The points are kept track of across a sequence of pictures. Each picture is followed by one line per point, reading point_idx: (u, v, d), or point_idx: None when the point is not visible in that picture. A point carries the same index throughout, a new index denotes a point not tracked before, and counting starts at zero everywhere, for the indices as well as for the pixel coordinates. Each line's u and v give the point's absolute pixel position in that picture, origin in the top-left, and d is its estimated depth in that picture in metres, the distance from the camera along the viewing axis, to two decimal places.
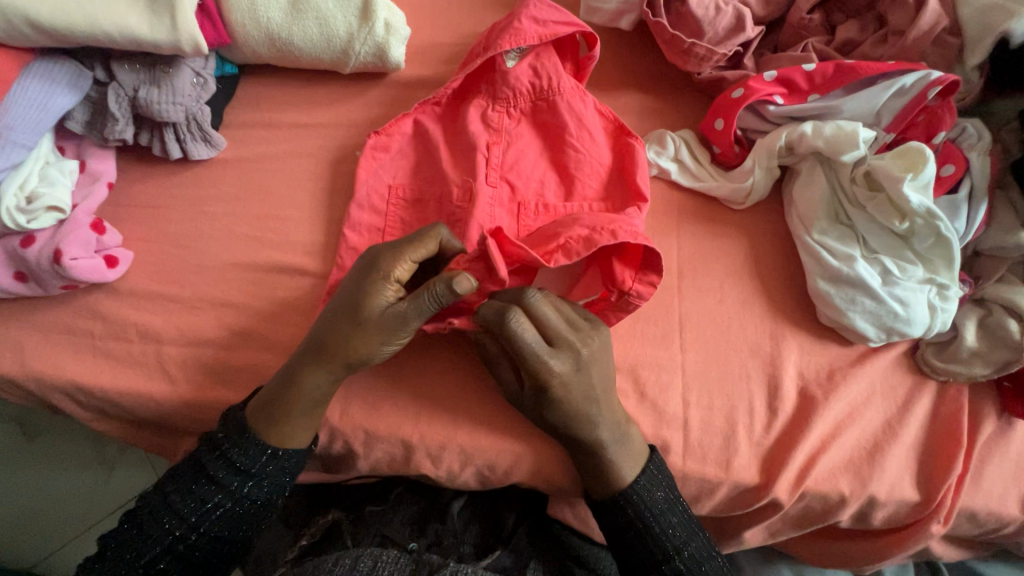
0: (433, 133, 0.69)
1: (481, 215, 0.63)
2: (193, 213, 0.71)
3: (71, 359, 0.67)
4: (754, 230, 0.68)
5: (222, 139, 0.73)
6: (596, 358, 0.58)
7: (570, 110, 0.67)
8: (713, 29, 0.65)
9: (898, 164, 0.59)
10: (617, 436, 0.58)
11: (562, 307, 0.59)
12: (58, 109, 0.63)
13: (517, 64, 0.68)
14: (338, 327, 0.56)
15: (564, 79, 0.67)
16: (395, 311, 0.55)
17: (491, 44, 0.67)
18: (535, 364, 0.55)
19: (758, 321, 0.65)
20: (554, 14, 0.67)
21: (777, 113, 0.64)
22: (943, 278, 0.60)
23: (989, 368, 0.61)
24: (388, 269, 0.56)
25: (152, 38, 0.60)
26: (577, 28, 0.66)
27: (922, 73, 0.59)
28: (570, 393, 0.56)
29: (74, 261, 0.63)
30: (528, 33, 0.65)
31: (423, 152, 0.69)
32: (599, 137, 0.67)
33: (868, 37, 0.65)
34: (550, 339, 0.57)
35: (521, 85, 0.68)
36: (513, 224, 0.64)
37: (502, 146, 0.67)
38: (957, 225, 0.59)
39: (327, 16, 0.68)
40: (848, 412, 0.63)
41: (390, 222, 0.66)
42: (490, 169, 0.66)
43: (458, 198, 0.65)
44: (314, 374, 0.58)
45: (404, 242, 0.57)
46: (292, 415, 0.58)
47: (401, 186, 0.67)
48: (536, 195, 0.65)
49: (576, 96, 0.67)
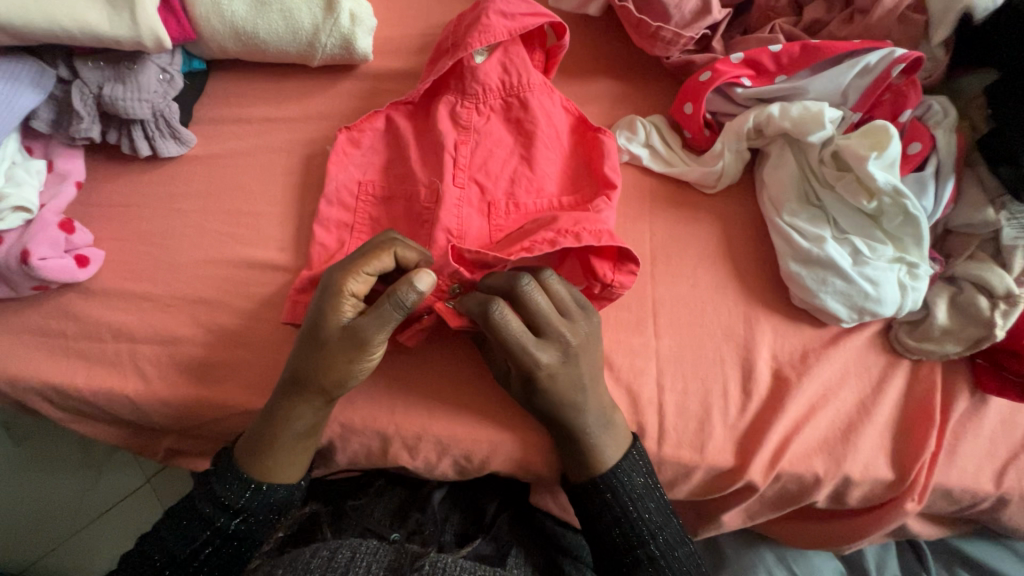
0: (405, 131, 0.69)
1: (449, 220, 0.63)
2: (165, 211, 0.71)
3: (45, 360, 0.67)
4: (726, 213, 0.68)
5: (192, 135, 0.72)
6: (584, 346, 0.57)
7: (540, 107, 0.67)
8: (680, 13, 0.65)
9: (864, 143, 0.59)
10: (605, 421, 0.58)
11: (557, 291, 0.57)
12: (21, 108, 0.62)
13: (486, 60, 0.67)
14: (306, 357, 0.56)
15: (533, 75, 0.67)
16: (354, 325, 0.54)
17: (461, 40, 0.67)
18: (522, 356, 0.54)
19: (731, 305, 0.65)
20: (522, 6, 0.66)
21: (745, 95, 0.64)
22: (912, 257, 0.60)
23: (961, 346, 0.61)
24: (341, 285, 0.55)
25: (112, 35, 0.60)
26: (546, 19, 0.66)
27: (886, 51, 0.58)
28: (556, 383, 0.56)
29: (43, 261, 0.63)
30: (498, 27, 0.65)
31: (395, 152, 0.69)
32: (566, 136, 0.67)
33: (836, 16, 0.64)
34: (540, 329, 0.56)
35: (490, 82, 0.67)
36: (483, 224, 0.64)
37: (470, 145, 0.66)
38: (924, 203, 0.59)
39: (291, 9, 0.68)
40: (823, 393, 0.63)
41: (361, 216, 0.66)
42: (458, 169, 0.65)
43: (425, 198, 0.64)
44: (294, 405, 0.58)
45: (353, 258, 0.56)
46: (279, 445, 0.59)
47: (372, 184, 0.67)
48: (506, 194, 0.65)
49: (544, 92, 0.67)
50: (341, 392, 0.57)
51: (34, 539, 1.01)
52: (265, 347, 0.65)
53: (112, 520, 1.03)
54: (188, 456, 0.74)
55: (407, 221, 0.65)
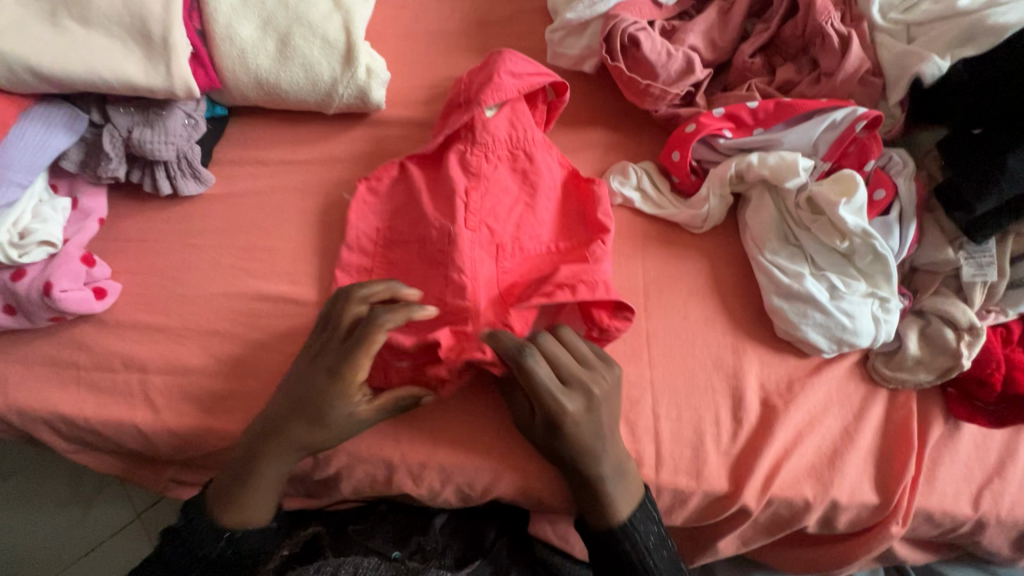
0: (418, 179, 0.73)
1: (462, 260, 0.66)
2: (181, 246, 0.74)
3: (55, 390, 0.68)
4: (713, 251, 0.73)
5: (211, 175, 0.77)
6: (605, 397, 0.61)
7: (542, 159, 0.73)
8: (666, 72, 0.72)
9: (835, 189, 0.65)
10: (620, 473, 0.61)
11: (577, 344, 0.63)
12: (53, 150, 0.67)
13: (495, 115, 0.73)
14: (281, 408, 0.60)
15: (536, 131, 0.74)
16: (361, 415, 0.60)
17: (474, 97, 0.73)
18: (549, 400, 0.59)
19: (720, 336, 0.69)
20: (527, 68, 0.73)
21: (727, 145, 0.70)
22: (884, 292, 0.65)
23: (932, 374, 0.66)
24: (350, 375, 0.59)
25: (147, 84, 0.65)
26: (550, 78, 0.74)
27: (850, 109, 0.65)
28: (580, 429, 0.59)
29: (63, 293, 0.66)
30: (508, 86, 0.72)
31: (408, 199, 0.73)
32: (564, 186, 0.73)
33: (805, 77, 0.72)
34: (566, 378, 0.60)
35: (499, 135, 0.73)
36: (493, 265, 0.67)
37: (480, 191, 0.70)
38: (891, 243, 0.65)
39: (312, 62, 0.74)
40: (808, 420, 0.67)
41: (378, 260, 0.70)
42: (468, 214, 0.69)
43: (438, 240, 0.68)
44: (274, 462, 0.60)
45: (355, 341, 0.60)
46: (252, 496, 0.61)
47: (387, 229, 0.72)
48: (512, 238, 0.69)
49: (546, 148, 0.73)
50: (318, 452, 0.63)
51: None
52: (276, 377, 0.67)
53: (101, 556, 1.00)
54: (191, 487, 0.74)
55: (421, 261, 0.69)
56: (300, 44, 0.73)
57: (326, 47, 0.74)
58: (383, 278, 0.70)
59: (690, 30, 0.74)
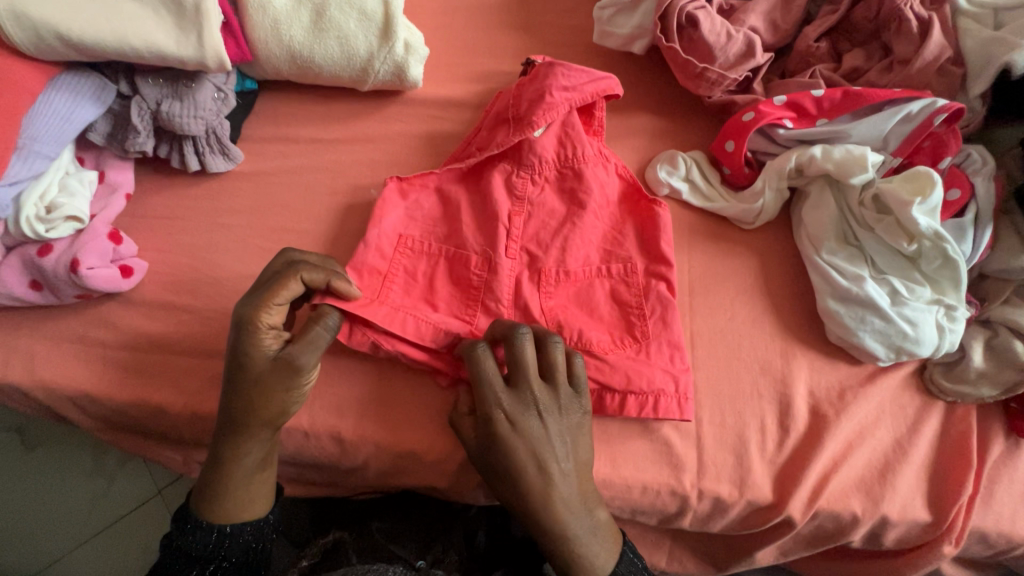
0: (457, 195, 0.69)
1: (500, 290, 0.64)
2: (209, 225, 0.72)
3: (79, 367, 0.67)
4: (763, 249, 0.69)
5: (240, 152, 0.74)
6: (550, 421, 0.55)
7: (594, 177, 0.68)
8: (724, 55, 0.67)
9: (907, 187, 0.60)
10: (588, 526, 0.55)
11: (553, 360, 0.56)
12: (81, 121, 0.64)
13: (544, 134, 0.69)
14: (227, 388, 0.56)
15: (588, 147, 0.69)
16: (282, 359, 0.55)
17: (523, 115, 0.68)
18: (487, 384, 0.54)
19: (769, 340, 0.65)
20: (581, 77, 0.68)
21: (787, 136, 0.65)
22: (950, 299, 0.61)
23: (996, 390, 0.62)
24: (257, 327, 0.54)
25: (178, 54, 0.62)
26: (606, 85, 0.68)
27: (928, 101, 0.60)
28: (510, 438, 0.53)
29: (90, 270, 0.64)
30: (560, 104, 0.67)
31: (446, 215, 0.69)
32: (618, 203, 0.69)
33: (874, 65, 0.66)
34: (517, 382, 0.55)
35: (547, 157, 0.69)
36: (533, 292, 0.65)
37: (524, 216, 0.68)
38: (963, 248, 0.60)
39: (348, 36, 0.70)
40: (859, 431, 0.63)
41: (396, 266, 0.65)
42: (511, 239, 0.67)
43: (476, 265, 0.65)
44: (238, 444, 0.56)
45: (265, 292, 0.55)
46: (234, 485, 0.57)
47: (413, 237, 0.67)
48: (557, 261, 0.66)
49: (599, 164, 0.69)
50: (278, 423, 0.57)
51: (45, 545, 0.99)
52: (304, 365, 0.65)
53: (128, 526, 1.00)
54: None
55: (451, 282, 0.65)
56: (336, 15, 0.69)
57: (363, 19, 0.69)
58: (400, 285, 0.64)
59: (751, 10, 0.69)
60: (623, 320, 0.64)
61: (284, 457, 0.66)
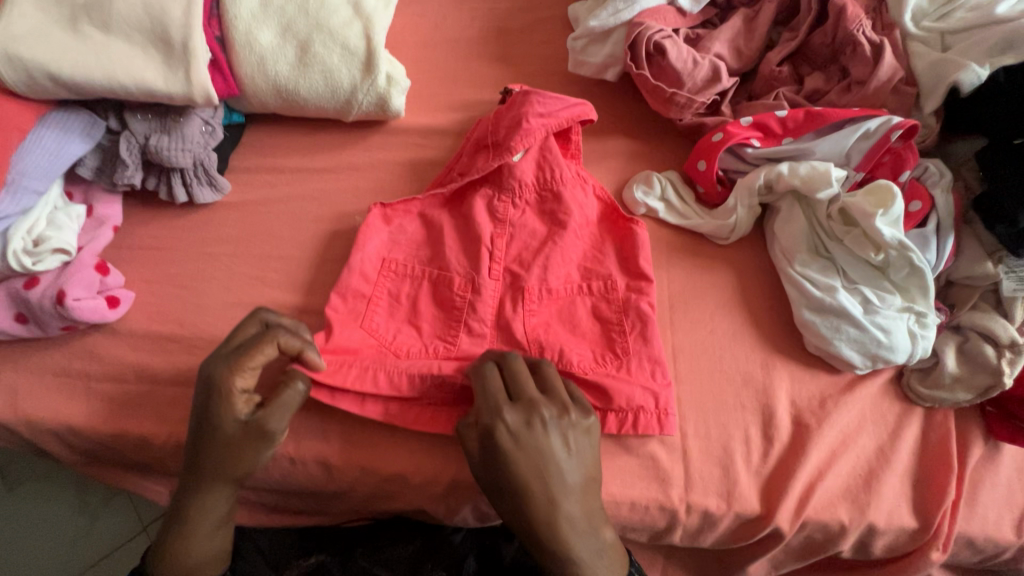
0: (439, 220, 0.71)
1: (484, 312, 0.66)
2: (196, 255, 0.73)
3: (63, 400, 0.67)
4: (740, 262, 0.71)
5: (227, 183, 0.75)
6: (555, 432, 0.55)
7: (573, 199, 0.71)
8: (692, 80, 0.70)
9: (869, 201, 0.62)
10: (597, 550, 0.55)
11: (548, 375, 0.59)
12: (71, 156, 0.66)
13: (523, 159, 0.71)
14: (196, 448, 0.56)
15: (565, 170, 0.71)
16: (251, 424, 0.55)
17: (501, 141, 0.70)
18: (488, 401, 0.56)
19: (748, 352, 0.67)
20: (556, 104, 0.71)
21: (755, 154, 0.68)
22: (920, 306, 0.63)
23: (971, 394, 0.64)
24: (227, 389, 0.55)
25: (166, 90, 0.64)
26: (580, 109, 0.71)
27: (883, 119, 0.63)
28: (516, 450, 0.54)
29: (76, 302, 0.64)
30: (537, 129, 0.69)
31: (429, 239, 0.70)
32: (598, 223, 0.71)
33: (834, 86, 0.70)
34: (517, 396, 0.57)
35: (526, 181, 0.71)
36: (515, 312, 0.66)
37: (506, 239, 0.70)
38: (928, 256, 0.63)
39: (332, 70, 0.72)
40: (842, 439, 0.64)
41: (380, 290, 0.67)
42: (494, 263, 0.68)
43: (460, 287, 0.67)
44: (204, 499, 0.57)
45: (239, 356, 0.56)
46: (195, 546, 0.57)
47: (397, 261, 0.68)
48: (539, 281, 0.67)
49: (577, 186, 0.72)
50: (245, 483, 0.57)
51: None
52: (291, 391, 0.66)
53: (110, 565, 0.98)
54: None
55: (436, 304, 0.67)
56: (321, 51, 0.72)
57: (347, 54, 0.72)
58: (385, 309, 0.66)
59: (716, 38, 0.73)
60: (605, 337, 0.65)
61: (268, 484, 0.66)
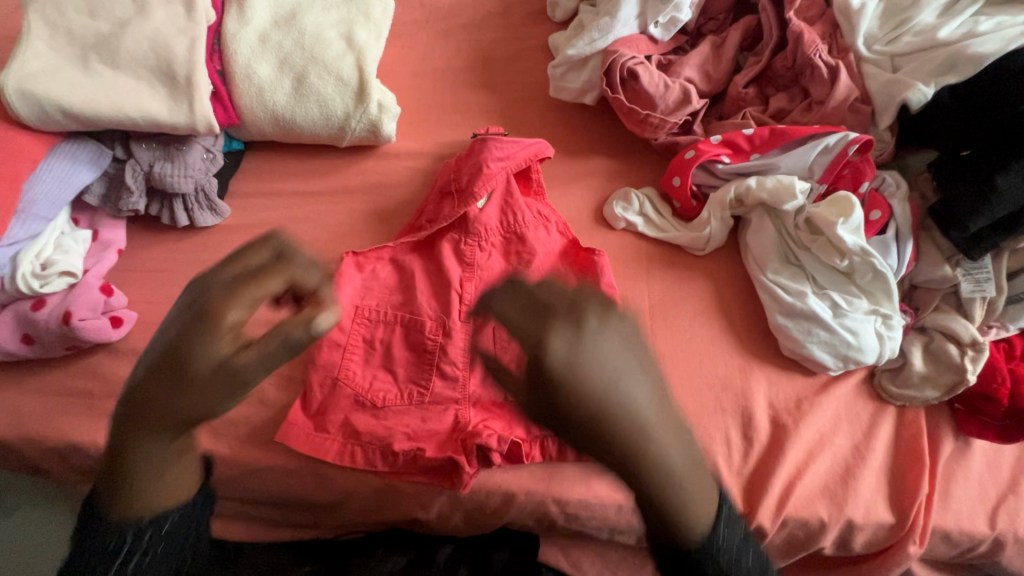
0: (410, 264, 0.75)
1: (455, 354, 0.70)
2: (197, 275, 0.76)
3: (67, 418, 0.69)
4: (717, 272, 0.75)
5: (227, 207, 0.79)
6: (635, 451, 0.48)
7: (537, 239, 0.74)
8: (664, 103, 0.75)
9: (831, 211, 0.67)
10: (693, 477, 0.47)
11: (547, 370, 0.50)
12: (78, 184, 0.69)
13: (486, 205, 0.76)
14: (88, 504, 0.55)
15: (527, 212, 0.76)
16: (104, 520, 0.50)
17: (466, 188, 0.75)
18: (529, 327, 0.44)
19: (726, 357, 0.70)
20: (516, 149, 0.76)
21: (725, 170, 0.73)
22: (885, 308, 0.67)
23: (939, 391, 0.67)
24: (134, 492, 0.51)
25: (171, 121, 0.68)
26: (537, 149, 0.77)
27: (841, 134, 0.68)
28: (622, 428, 0.43)
29: (82, 321, 0.67)
30: (497, 173, 0.75)
31: (401, 283, 0.74)
32: (563, 257, 0.75)
33: (796, 105, 0.75)
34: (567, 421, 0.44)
35: (490, 224, 0.76)
36: (487, 348, 0.70)
37: (475, 283, 0.73)
38: (889, 261, 0.67)
39: (327, 99, 0.77)
40: (819, 438, 0.67)
41: (356, 337, 0.71)
42: (464, 305, 0.72)
43: (431, 330, 0.72)
44: None
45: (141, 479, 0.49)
46: None
47: (369, 306, 0.73)
48: None
49: (539, 227, 0.75)
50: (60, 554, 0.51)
51: None
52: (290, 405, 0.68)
53: None
54: None
55: (408, 348, 0.72)
56: (316, 82, 0.77)
57: (341, 85, 0.77)
58: (361, 357, 0.71)
59: (685, 63, 0.78)
60: None
61: (267, 497, 0.69)
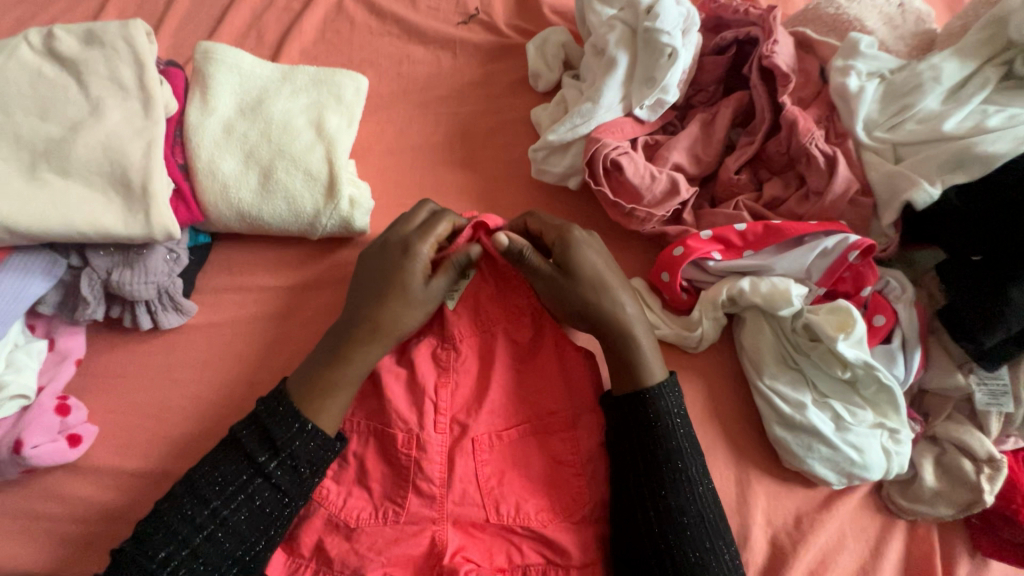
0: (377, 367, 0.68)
1: (431, 470, 0.64)
2: (161, 381, 0.72)
3: (21, 545, 0.65)
4: (713, 372, 0.69)
5: (193, 305, 0.75)
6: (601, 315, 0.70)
7: (516, 338, 0.70)
8: (651, 194, 0.71)
9: (831, 320, 0.62)
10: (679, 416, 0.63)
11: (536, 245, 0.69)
12: (31, 297, 0.66)
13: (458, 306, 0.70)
14: None
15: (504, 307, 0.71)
16: None
17: None
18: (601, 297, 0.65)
19: (722, 469, 0.65)
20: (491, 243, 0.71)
21: (716, 267, 0.68)
22: (892, 422, 0.62)
23: (954, 509, 0.62)
24: None
25: (127, 233, 0.64)
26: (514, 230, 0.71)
27: (840, 237, 0.63)
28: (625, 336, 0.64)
29: (35, 448, 0.64)
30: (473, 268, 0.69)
31: (370, 389, 0.68)
32: (544, 353, 0.70)
33: (792, 194, 0.70)
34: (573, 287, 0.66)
35: (462, 325, 0.70)
36: (464, 465, 0.65)
37: (451, 389, 0.68)
38: (895, 372, 0.62)
39: (295, 195, 0.73)
40: (824, 561, 0.62)
41: None
42: (439, 414, 0.66)
43: (403, 444, 0.64)
44: None
45: None
46: None
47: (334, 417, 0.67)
48: (488, 431, 0.66)
49: (517, 323, 0.71)
50: None
51: None
52: None
53: None
54: None
55: (383, 460, 0.65)
56: (284, 178, 0.73)
57: (310, 179, 0.73)
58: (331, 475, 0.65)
59: (673, 147, 0.73)
60: (559, 482, 0.65)
61: None
